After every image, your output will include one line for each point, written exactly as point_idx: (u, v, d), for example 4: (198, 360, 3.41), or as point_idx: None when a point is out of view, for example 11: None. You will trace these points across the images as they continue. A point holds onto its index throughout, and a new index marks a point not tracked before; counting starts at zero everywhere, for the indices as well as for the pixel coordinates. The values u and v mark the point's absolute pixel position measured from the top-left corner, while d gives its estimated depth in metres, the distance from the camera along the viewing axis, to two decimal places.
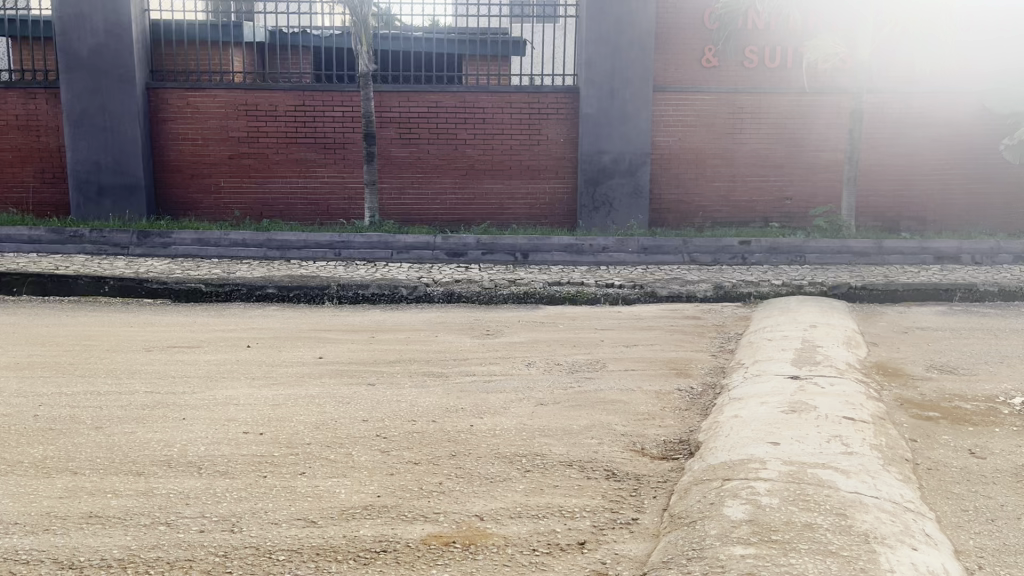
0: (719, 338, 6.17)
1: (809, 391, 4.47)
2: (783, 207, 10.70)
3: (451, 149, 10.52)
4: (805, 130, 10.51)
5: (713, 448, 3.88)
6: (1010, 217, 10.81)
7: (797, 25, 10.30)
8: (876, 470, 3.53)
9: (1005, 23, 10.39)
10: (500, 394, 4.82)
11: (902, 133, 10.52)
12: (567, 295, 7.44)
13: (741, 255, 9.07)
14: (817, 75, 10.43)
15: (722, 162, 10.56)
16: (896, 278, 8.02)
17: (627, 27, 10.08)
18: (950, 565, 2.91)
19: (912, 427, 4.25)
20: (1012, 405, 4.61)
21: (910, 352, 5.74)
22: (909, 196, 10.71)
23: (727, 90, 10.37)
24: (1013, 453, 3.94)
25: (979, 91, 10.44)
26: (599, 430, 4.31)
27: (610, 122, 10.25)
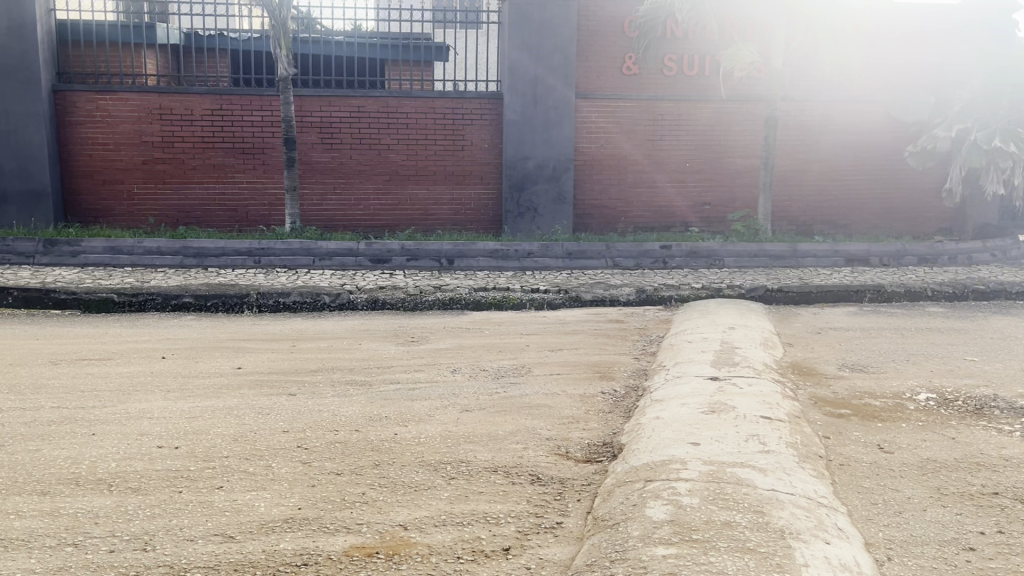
0: (641, 341, 6.26)
1: (727, 392, 4.58)
2: (702, 212, 10.96)
3: (374, 154, 10.42)
4: (722, 136, 10.79)
5: (635, 450, 3.93)
6: (914, 220, 11.31)
7: (714, 35, 10.56)
8: (791, 468, 3.63)
9: (907, 36, 10.88)
10: (425, 401, 4.79)
11: (813, 140, 10.89)
12: (492, 300, 7.44)
13: (662, 259, 9.24)
14: (733, 84, 10.71)
15: (643, 168, 10.74)
16: (810, 280, 8.29)
17: (549, 34, 10.17)
18: (861, 558, 3.01)
19: (825, 425, 4.39)
20: (917, 401, 4.81)
21: (823, 351, 5.94)
22: (821, 201, 11.08)
23: (647, 97, 10.56)
24: (919, 446, 4.11)
25: (885, 100, 10.91)
26: (524, 434, 4.32)
27: (534, 128, 10.31)
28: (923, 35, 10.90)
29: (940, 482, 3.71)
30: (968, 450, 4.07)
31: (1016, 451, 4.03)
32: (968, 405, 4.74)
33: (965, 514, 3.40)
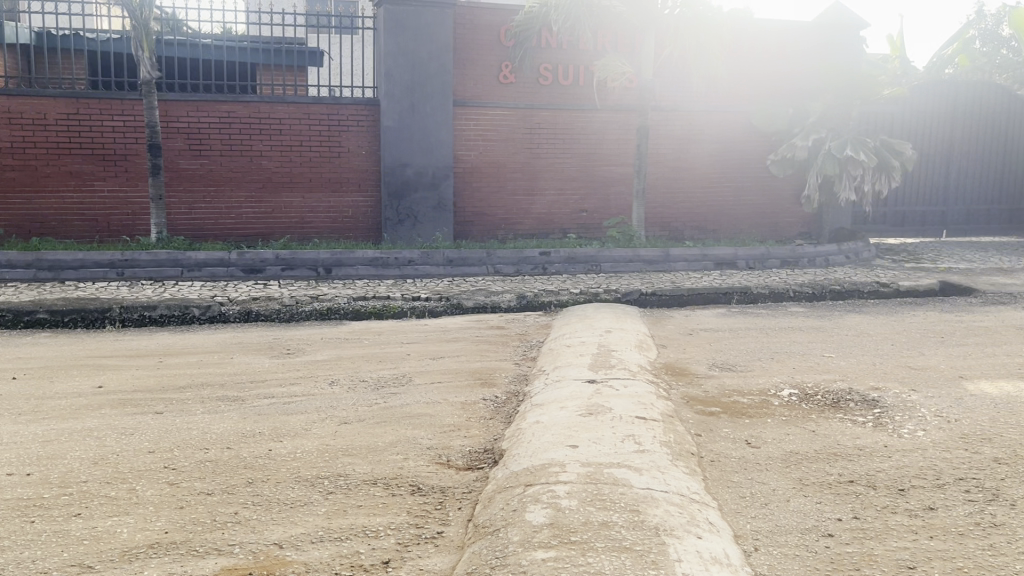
0: (522, 347, 6.32)
1: (604, 394, 4.68)
2: (580, 218, 11.19)
3: (246, 161, 10.10)
4: (597, 145, 11.04)
5: (515, 454, 3.96)
6: (776, 225, 11.92)
7: (587, 45, 10.79)
8: (666, 466, 3.75)
9: (767, 50, 11.46)
10: (301, 415, 4.67)
11: (683, 149, 11.31)
12: (372, 309, 7.33)
13: (541, 266, 9.37)
14: (606, 93, 10.97)
15: (522, 176, 10.87)
16: (682, 283, 8.60)
17: (425, 42, 10.15)
18: (731, 550, 3.13)
19: (696, 423, 4.56)
20: (781, 397, 5.06)
21: (695, 352, 6.15)
22: (691, 207, 11.52)
23: (524, 106, 10.69)
24: (783, 440, 4.32)
25: (747, 110, 11.44)
26: (404, 445, 4.27)
27: (412, 136, 10.25)
28: (780, 50, 11.50)
29: (801, 474, 3.91)
30: (827, 442, 4.31)
31: (869, 440, 4.30)
32: (826, 399, 5.02)
33: (824, 503, 3.60)
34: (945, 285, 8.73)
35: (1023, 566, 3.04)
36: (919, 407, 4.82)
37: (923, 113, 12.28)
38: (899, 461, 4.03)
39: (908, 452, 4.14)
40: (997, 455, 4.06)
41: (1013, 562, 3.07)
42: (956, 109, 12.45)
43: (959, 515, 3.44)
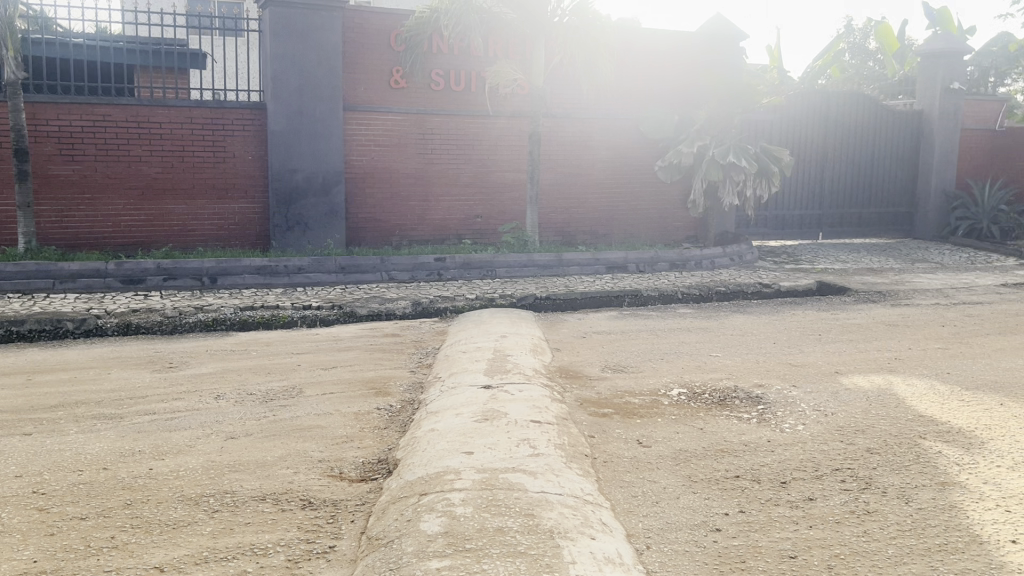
0: (417, 354, 6.26)
1: (500, 399, 4.69)
2: (474, 224, 11.22)
3: (124, 167, 9.65)
4: (490, 151, 11.08)
5: (410, 464, 3.90)
6: (665, 228, 12.27)
7: (478, 51, 10.81)
8: (560, 469, 3.78)
9: (652, 59, 11.75)
10: (185, 431, 4.48)
11: (574, 155, 11.49)
12: (260, 319, 7.12)
13: (436, 272, 9.32)
14: (498, 99, 11.02)
15: (415, 182, 10.81)
16: (576, 287, 8.75)
17: (313, 45, 9.95)
18: (623, 549, 3.17)
19: (590, 425, 4.62)
20: (671, 397, 5.19)
21: (588, 354, 6.25)
22: (583, 212, 11.71)
23: (416, 112, 10.62)
24: (672, 439, 4.43)
25: (635, 117, 11.72)
26: (294, 458, 4.15)
27: (301, 141, 10.02)
28: (666, 58, 11.81)
29: (690, 471, 4.02)
30: (714, 438, 4.44)
31: (754, 436, 4.46)
32: (714, 397, 5.18)
33: (712, 499, 3.70)
34: (823, 285, 9.19)
35: (894, 550, 3.20)
36: (799, 402, 5.04)
37: (798, 121, 12.88)
38: (781, 454, 4.19)
39: (789, 445, 4.32)
40: (870, 445, 4.28)
41: (886, 546, 3.23)
42: (829, 117, 13.10)
43: (836, 504, 3.61)
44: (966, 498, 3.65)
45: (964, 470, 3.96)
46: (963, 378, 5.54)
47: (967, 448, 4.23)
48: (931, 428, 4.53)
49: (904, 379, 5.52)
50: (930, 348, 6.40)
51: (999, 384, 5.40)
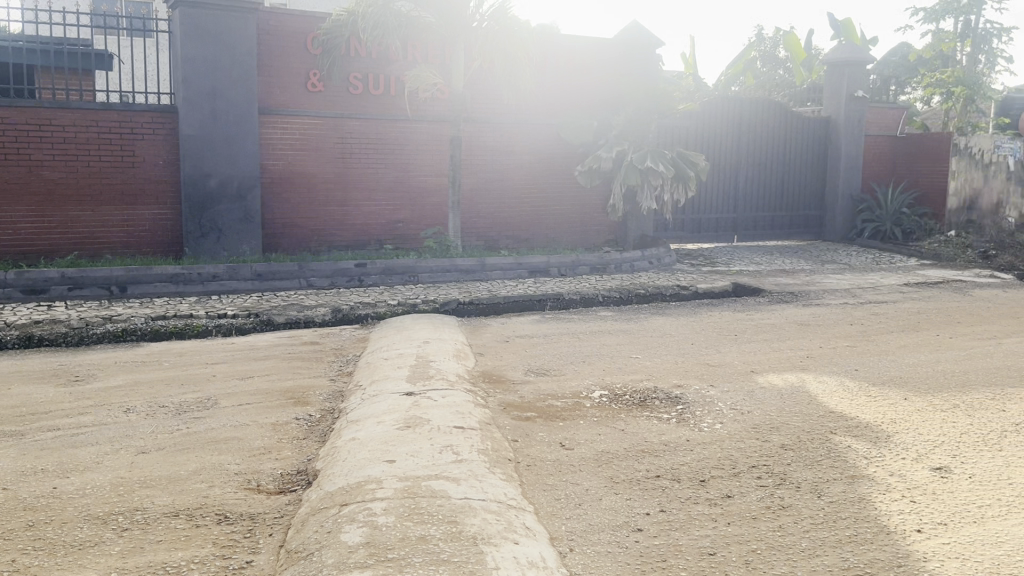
0: (338, 362, 6.16)
1: (422, 406, 4.64)
2: (395, 229, 11.12)
3: (24, 172, 9.22)
4: (410, 156, 11.01)
5: (330, 474, 3.82)
6: (586, 232, 12.40)
7: (396, 55, 10.71)
8: (482, 474, 3.77)
9: (571, 64, 11.85)
10: (92, 447, 4.29)
11: (494, 159, 11.51)
12: (173, 329, 6.89)
13: (357, 278, 9.20)
14: (418, 104, 10.95)
15: (334, 187, 10.65)
16: (498, 291, 8.76)
17: (226, 47, 9.70)
18: (547, 553, 3.17)
19: (513, 429, 4.62)
20: (593, 399, 5.24)
21: (511, 358, 6.25)
22: (505, 217, 11.75)
23: (334, 116, 10.47)
24: (595, 441, 4.47)
25: (554, 122, 11.81)
26: (209, 472, 4.03)
27: (214, 145, 9.76)
28: (583, 64, 11.93)
29: (612, 472, 4.05)
30: (635, 439, 4.49)
31: (673, 436, 4.53)
32: (634, 398, 5.25)
33: (634, 499, 3.74)
34: (738, 287, 9.43)
35: (807, 543, 3.30)
36: (717, 401, 5.14)
37: (713, 127, 13.20)
38: (700, 453, 4.28)
39: (707, 444, 4.40)
40: (784, 442, 4.40)
41: (800, 540, 3.32)
42: (741, 124, 13.46)
43: (753, 500, 3.69)
44: (874, 490, 3.79)
45: (872, 463, 4.11)
46: (871, 374, 5.75)
47: (874, 442, 4.39)
48: (841, 424, 4.69)
49: (816, 377, 5.70)
50: (839, 346, 6.63)
51: (904, 379, 5.63)
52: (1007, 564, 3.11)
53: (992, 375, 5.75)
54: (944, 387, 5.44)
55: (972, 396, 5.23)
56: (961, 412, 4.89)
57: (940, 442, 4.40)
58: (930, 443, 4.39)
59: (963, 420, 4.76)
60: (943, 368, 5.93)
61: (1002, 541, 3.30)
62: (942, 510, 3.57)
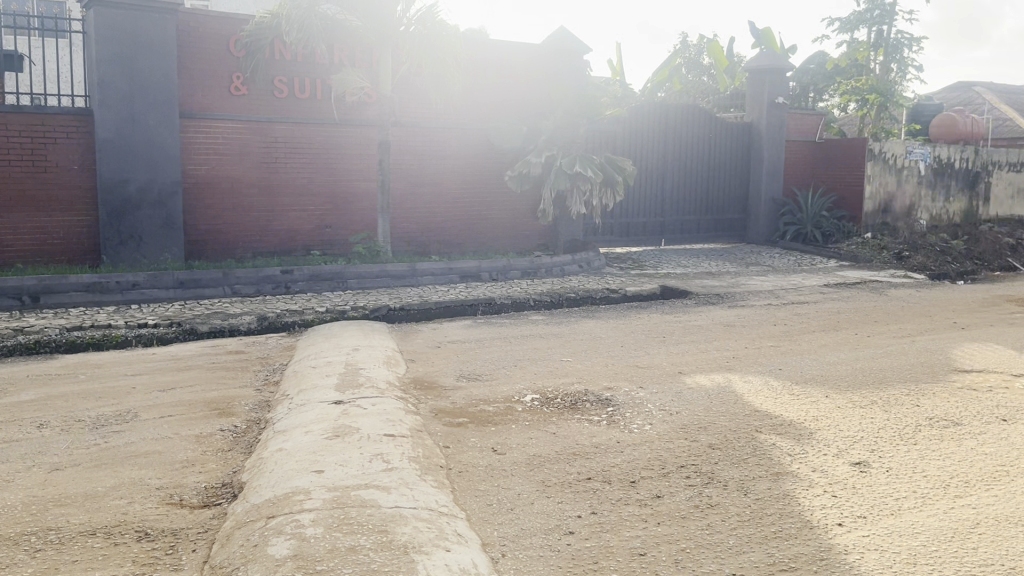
0: (264, 371, 6.02)
1: (352, 414, 4.57)
2: (322, 235, 10.96)
3: None
4: (338, 161, 10.87)
5: (256, 486, 3.73)
6: (516, 237, 12.45)
7: (323, 59, 10.56)
8: (413, 482, 3.73)
9: (500, 69, 11.87)
10: (2, 466, 4.09)
11: (424, 164, 11.45)
12: (91, 340, 6.65)
13: (283, 284, 9.02)
14: (345, 108, 10.81)
15: (260, 192, 10.45)
16: (429, 297, 8.72)
17: (144, 49, 9.41)
18: (478, 559, 3.15)
19: (445, 435, 4.58)
20: (525, 403, 5.25)
21: (443, 364, 6.21)
22: (435, 222, 11.70)
23: (259, 120, 10.27)
24: (526, 444, 4.47)
25: (485, 127, 11.81)
26: (129, 488, 3.88)
27: (133, 149, 9.46)
28: (513, 68, 11.96)
29: (544, 475, 4.06)
30: (566, 442, 4.51)
31: (604, 438, 4.57)
32: (566, 401, 5.27)
33: (565, 502, 3.75)
34: (666, 289, 9.60)
35: (734, 540, 3.36)
36: (646, 403, 5.21)
37: (639, 132, 13.41)
38: (630, 454, 4.32)
39: (637, 445, 4.45)
40: (711, 441, 4.48)
41: (727, 537, 3.38)
42: (667, 128, 13.71)
43: (682, 500, 3.74)
44: (798, 486, 3.88)
45: (796, 460, 4.21)
46: (794, 373, 5.91)
47: (798, 439, 4.50)
48: (767, 422, 4.80)
49: (741, 377, 5.82)
50: (763, 347, 6.79)
51: (825, 378, 5.80)
52: (923, 553, 3.23)
53: (906, 371, 5.97)
54: (862, 384, 5.63)
55: (888, 392, 5.43)
56: (879, 408, 5.06)
57: (860, 438, 4.54)
58: (850, 439, 4.53)
59: (880, 416, 4.92)
60: (861, 366, 6.12)
61: (918, 532, 3.42)
62: (862, 504, 3.68)
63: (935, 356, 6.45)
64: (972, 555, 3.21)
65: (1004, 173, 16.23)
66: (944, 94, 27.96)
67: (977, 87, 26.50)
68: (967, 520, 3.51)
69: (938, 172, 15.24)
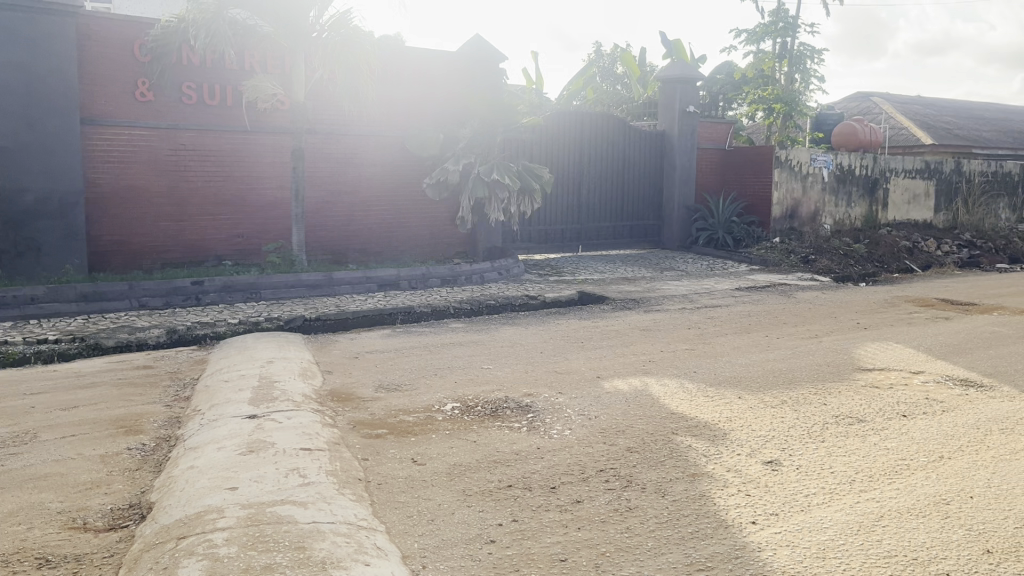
0: (174, 386, 5.82)
1: (266, 429, 4.47)
2: (235, 245, 10.68)
3: None
4: (250, 168, 10.62)
5: (165, 506, 3.59)
6: (434, 244, 12.39)
7: (233, 64, 10.30)
8: (331, 496, 3.66)
9: (417, 76, 11.81)
10: None
11: (339, 171, 11.30)
12: None
13: (194, 296, 8.75)
14: (257, 115, 10.57)
15: (168, 201, 10.13)
16: (346, 306, 8.60)
17: (41, 53, 8.98)
18: (398, 572, 3.11)
19: (363, 447, 4.51)
20: (445, 412, 5.21)
21: (361, 375, 6.12)
22: (352, 231, 11.56)
23: (166, 126, 9.95)
24: (446, 454, 4.44)
25: (401, 135, 11.73)
26: (28, 513, 3.69)
27: (30, 157, 9.03)
28: (430, 76, 11.92)
29: (464, 485, 4.04)
30: (486, 450, 4.50)
31: (524, 445, 4.58)
32: (486, 409, 5.27)
33: (486, 510, 3.73)
34: (584, 295, 9.72)
35: (653, 542, 3.41)
36: (565, 408, 5.25)
37: (556, 140, 13.56)
38: (550, 460, 4.34)
39: (557, 451, 4.48)
40: (629, 445, 4.54)
41: (646, 540, 3.43)
42: (583, 136, 13.90)
43: (601, 504, 3.78)
44: (713, 486, 3.97)
45: (711, 461, 4.31)
46: (708, 375, 6.05)
47: (712, 441, 4.60)
48: (682, 424, 4.90)
49: (658, 380, 5.93)
50: (679, 350, 6.94)
51: (738, 379, 5.96)
52: (831, 547, 3.34)
53: (813, 371, 6.19)
54: (772, 384, 5.80)
55: (797, 391, 5.61)
56: (788, 407, 5.23)
57: (771, 437, 4.67)
58: (761, 438, 4.65)
59: (789, 415, 5.09)
60: (772, 367, 6.31)
61: (826, 526, 3.54)
62: (774, 501, 3.79)
63: (840, 356, 6.70)
64: (876, 547, 3.34)
65: (901, 180, 16.88)
66: (845, 104, 29.16)
67: (875, 96, 27.72)
68: (872, 513, 3.65)
69: (840, 178, 15.80)
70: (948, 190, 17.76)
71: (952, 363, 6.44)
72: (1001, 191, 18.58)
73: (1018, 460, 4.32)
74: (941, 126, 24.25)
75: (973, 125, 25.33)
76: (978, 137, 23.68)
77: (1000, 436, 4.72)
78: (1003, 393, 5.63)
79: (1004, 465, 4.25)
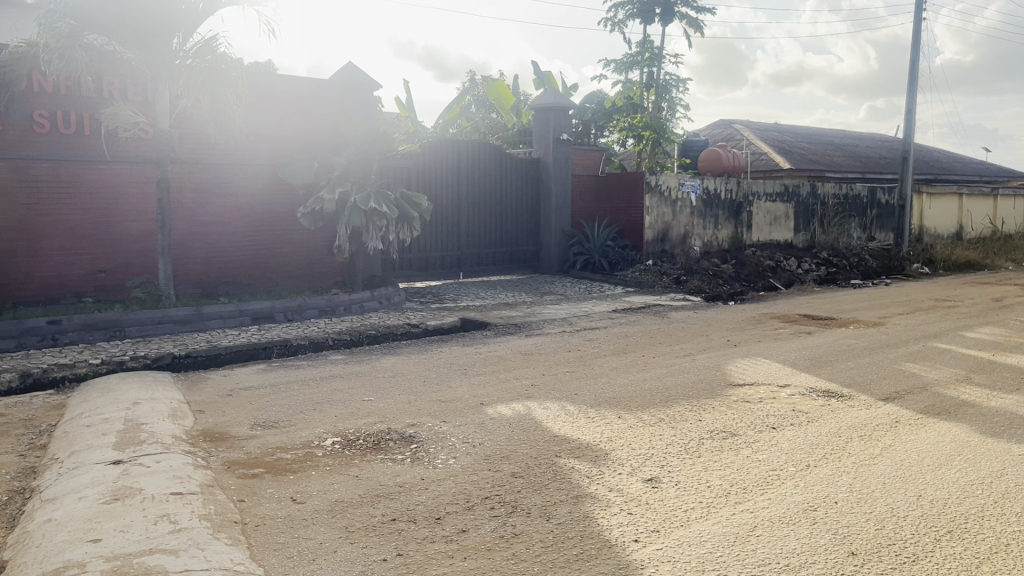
0: (28, 435, 5.41)
1: (133, 474, 4.23)
2: (96, 280, 10.12)
3: None
4: (111, 200, 10.12)
5: (19, 564, 3.32)
6: (311, 274, 12.14)
7: (90, 91, 9.77)
8: (205, 541, 3.50)
9: (289, 104, 11.55)
10: None
11: (206, 201, 10.92)
12: None
13: (50, 336, 8.21)
14: (117, 144, 10.07)
15: (20, 235, 9.52)
16: (219, 341, 8.28)
17: None
18: None
19: (239, 488, 4.33)
20: (326, 447, 5.08)
21: (234, 413, 5.88)
22: (223, 263, 11.18)
23: (16, 157, 9.35)
24: (327, 491, 4.31)
25: (271, 163, 11.42)
26: None
27: None
28: (303, 105, 11.69)
29: (347, 521, 3.92)
30: (369, 484, 4.40)
31: (408, 476, 4.51)
32: (368, 442, 5.16)
33: (369, 546, 3.64)
34: (466, 321, 9.75)
35: (539, 566, 3.41)
36: (449, 437, 5.21)
37: (431, 168, 13.59)
38: (434, 491, 4.28)
39: (441, 481, 4.43)
40: (514, 470, 4.55)
41: (531, 565, 3.43)
42: (460, 165, 13.97)
43: (487, 531, 3.76)
44: (596, 506, 4.03)
45: (593, 481, 4.37)
46: (588, 397, 6.14)
47: (594, 461, 4.68)
48: (565, 446, 4.95)
49: (540, 404, 5.98)
50: (560, 373, 7.05)
51: (617, 399, 6.09)
52: (709, 560, 3.44)
53: (688, 388, 6.39)
54: (649, 403, 5.96)
55: (673, 409, 5.79)
56: (664, 424, 5.39)
57: (650, 455, 4.79)
58: (641, 457, 4.77)
59: (665, 432, 5.25)
60: (648, 386, 6.49)
61: (704, 540, 3.64)
62: (654, 518, 3.88)
63: (712, 372, 6.97)
64: (752, 556, 3.47)
65: (763, 203, 17.79)
66: (710, 130, 30.60)
67: (737, 124, 29.23)
68: (746, 524, 3.80)
69: (707, 202, 16.55)
70: (806, 212, 18.83)
71: (814, 375, 6.82)
72: (852, 212, 19.87)
73: (876, 465, 4.59)
74: (798, 152, 25.83)
75: (824, 150, 27.08)
76: (830, 162, 25.36)
77: (859, 442, 5.01)
78: (861, 401, 5.98)
79: (864, 470, 4.51)
